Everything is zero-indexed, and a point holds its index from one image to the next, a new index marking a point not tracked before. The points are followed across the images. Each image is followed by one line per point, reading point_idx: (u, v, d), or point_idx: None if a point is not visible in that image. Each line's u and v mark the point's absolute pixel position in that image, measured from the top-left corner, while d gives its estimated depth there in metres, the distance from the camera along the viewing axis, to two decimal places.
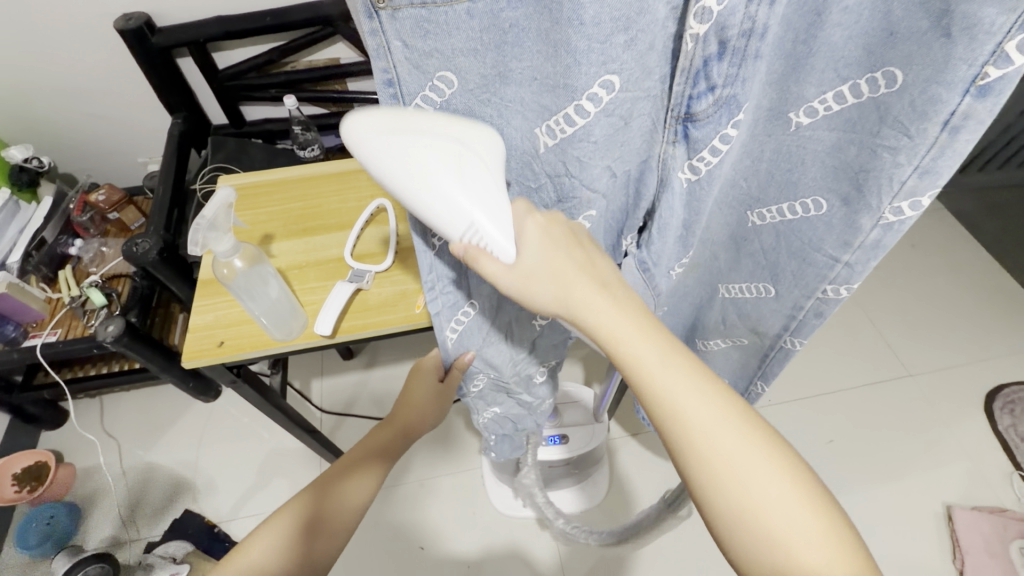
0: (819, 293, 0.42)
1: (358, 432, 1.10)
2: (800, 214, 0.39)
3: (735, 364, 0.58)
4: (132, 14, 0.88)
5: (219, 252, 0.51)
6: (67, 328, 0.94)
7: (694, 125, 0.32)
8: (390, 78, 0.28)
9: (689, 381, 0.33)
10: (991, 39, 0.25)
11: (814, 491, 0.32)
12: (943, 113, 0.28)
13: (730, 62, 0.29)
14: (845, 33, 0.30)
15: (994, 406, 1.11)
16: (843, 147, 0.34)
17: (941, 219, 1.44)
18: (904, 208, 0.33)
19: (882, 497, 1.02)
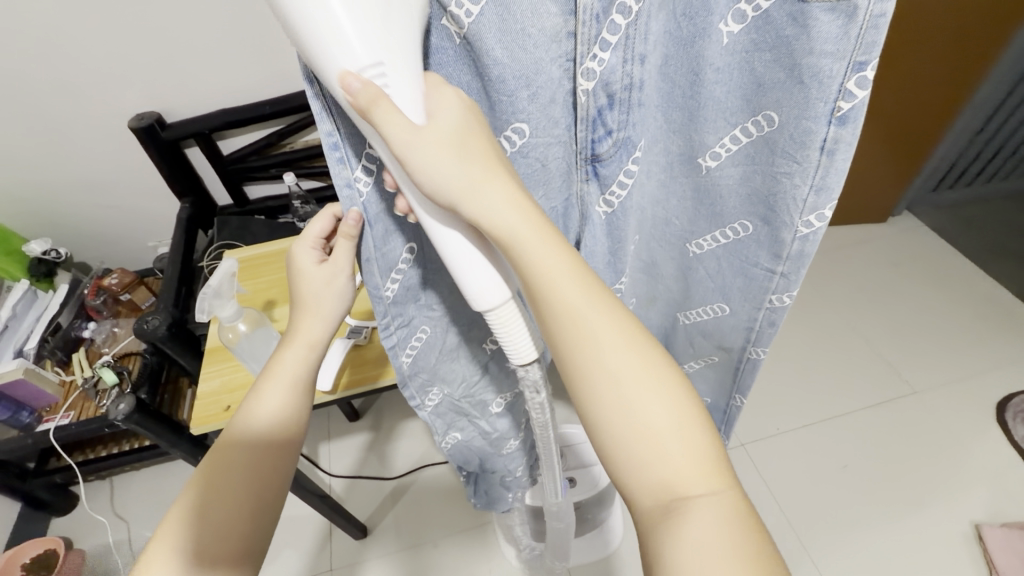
0: (766, 303, 0.44)
1: (367, 494, 1.09)
2: (733, 237, 0.42)
3: (713, 382, 0.60)
4: (144, 113, 0.97)
5: (223, 317, 0.55)
6: (79, 410, 0.96)
7: (600, 164, 0.37)
8: (336, 142, 0.31)
9: (591, 291, 0.31)
10: (834, 81, 0.29)
11: (692, 410, 0.31)
12: (817, 141, 0.32)
13: (619, 111, 0.34)
14: (723, 89, 0.34)
15: (1006, 417, 1.10)
16: (750, 178, 0.38)
17: (924, 236, 1.47)
18: (812, 221, 0.36)
19: (907, 521, 0.99)
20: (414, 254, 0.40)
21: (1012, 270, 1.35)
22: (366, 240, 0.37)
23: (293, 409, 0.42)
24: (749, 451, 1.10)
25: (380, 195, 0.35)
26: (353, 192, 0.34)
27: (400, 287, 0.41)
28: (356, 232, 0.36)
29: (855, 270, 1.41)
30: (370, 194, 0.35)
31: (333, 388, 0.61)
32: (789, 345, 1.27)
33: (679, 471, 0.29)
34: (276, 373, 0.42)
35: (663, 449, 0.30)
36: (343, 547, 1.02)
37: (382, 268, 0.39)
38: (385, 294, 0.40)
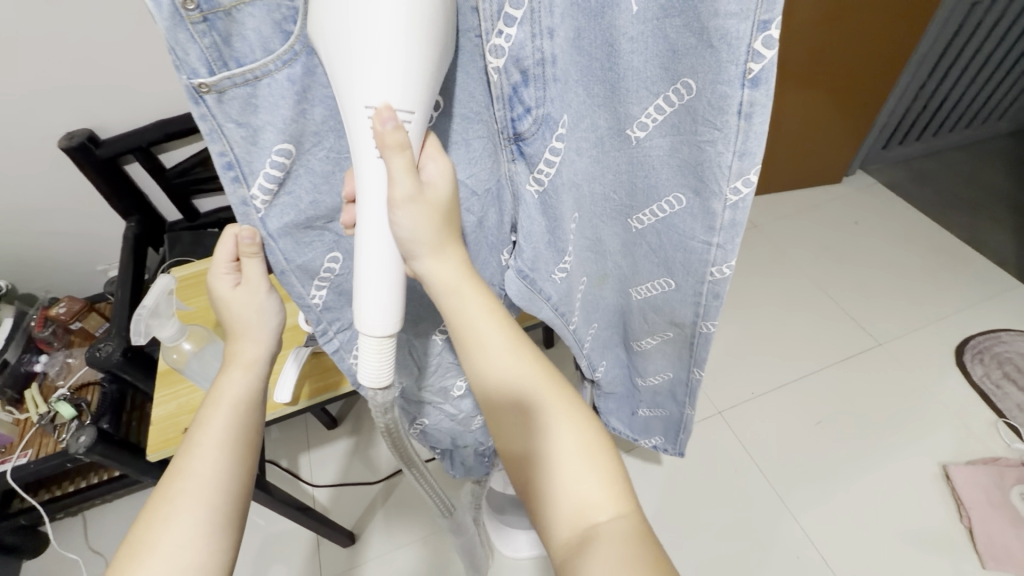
0: (708, 276, 0.44)
1: (354, 499, 1.08)
2: (670, 210, 0.42)
3: (671, 356, 0.60)
4: (75, 131, 0.92)
5: (165, 336, 0.52)
6: (38, 447, 0.92)
7: (523, 143, 0.36)
8: (229, 161, 0.30)
9: (517, 356, 0.39)
10: (742, 43, 0.28)
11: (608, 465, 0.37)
12: (733, 105, 0.31)
13: (535, 87, 0.33)
14: (642, 58, 0.34)
15: (965, 358, 1.15)
16: (678, 148, 0.37)
17: (878, 193, 1.51)
18: (739, 186, 0.36)
19: (880, 468, 1.03)
20: (338, 263, 0.39)
21: (960, 219, 1.41)
22: (278, 253, 0.36)
23: (245, 428, 0.41)
24: (727, 417, 1.12)
25: (290, 210, 0.34)
26: (249, 209, 0.32)
27: (329, 293, 0.41)
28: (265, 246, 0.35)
29: (817, 230, 1.44)
30: (268, 210, 0.33)
31: (298, 398, 0.59)
32: (759, 310, 1.29)
33: (583, 504, 0.35)
34: (222, 396, 0.41)
35: (573, 492, 0.36)
36: (332, 555, 1.01)
37: (304, 275, 0.38)
38: (313, 302, 0.40)
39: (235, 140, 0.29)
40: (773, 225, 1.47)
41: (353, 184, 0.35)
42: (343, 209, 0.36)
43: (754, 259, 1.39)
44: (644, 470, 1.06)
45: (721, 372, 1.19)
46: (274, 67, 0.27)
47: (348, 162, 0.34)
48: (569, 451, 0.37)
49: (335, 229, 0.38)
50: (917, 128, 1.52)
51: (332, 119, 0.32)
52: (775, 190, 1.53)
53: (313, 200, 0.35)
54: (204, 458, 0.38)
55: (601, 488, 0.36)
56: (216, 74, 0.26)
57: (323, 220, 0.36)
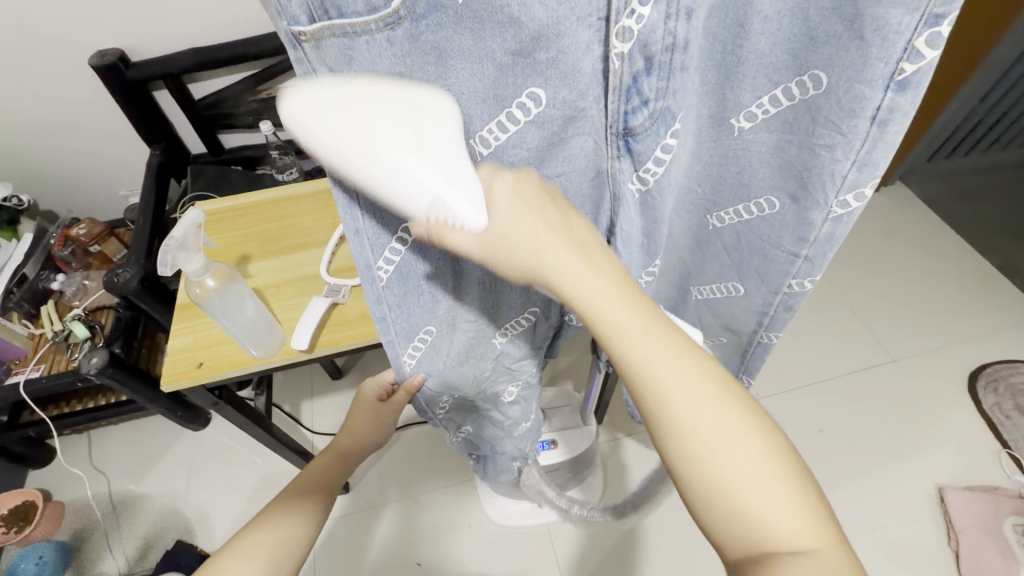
0: (785, 288, 0.44)
1: None
2: (757, 214, 0.41)
3: (718, 362, 0.59)
4: (107, 50, 0.90)
5: (190, 271, 0.52)
6: (50, 363, 0.94)
7: (634, 138, 0.33)
8: None
9: (677, 356, 0.31)
10: (900, 38, 0.27)
11: (788, 466, 0.30)
12: (870, 108, 0.30)
13: (657, 76, 0.30)
14: (770, 41, 0.31)
15: (977, 385, 1.13)
16: (784, 147, 0.36)
17: (913, 206, 1.47)
18: (849, 200, 0.35)
19: (875, 483, 1.03)
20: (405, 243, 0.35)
21: (994, 243, 1.37)
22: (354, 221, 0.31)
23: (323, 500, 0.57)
24: None
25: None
26: (338, 169, 0.28)
27: (395, 273, 0.37)
28: (347, 204, 0.30)
29: (846, 238, 1.40)
30: (360, 173, 0.29)
31: (311, 347, 0.58)
32: None
33: (766, 520, 0.29)
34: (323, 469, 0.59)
35: (749, 494, 0.29)
36: None
37: (372, 251, 0.34)
38: (376, 276, 0.36)
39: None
40: None
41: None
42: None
43: None
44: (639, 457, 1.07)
45: None
46: (376, 26, 0.23)
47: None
48: (727, 430, 0.30)
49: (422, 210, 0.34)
50: (967, 144, 1.45)
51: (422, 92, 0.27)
52: None
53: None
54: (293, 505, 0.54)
55: (781, 492, 0.29)
56: (316, 22, 0.22)
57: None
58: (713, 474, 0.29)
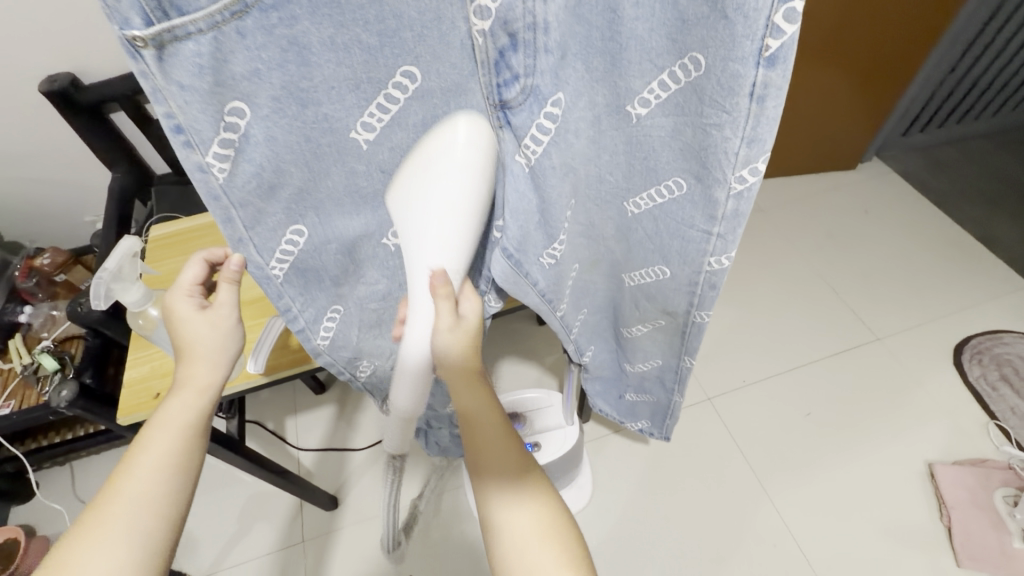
0: (705, 267, 0.42)
1: (337, 465, 1.08)
2: (668, 196, 0.40)
3: (661, 345, 0.58)
4: (57, 75, 0.87)
5: (130, 302, 0.49)
6: (20, 398, 0.91)
7: (510, 112, 0.32)
8: (178, 125, 0.26)
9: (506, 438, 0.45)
10: (760, 14, 0.26)
11: (569, 537, 0.43)
12: (746, 86, 0.29)
13: (524, 54, 0.29)
14: (646, 26, 0.30)
15: (963, 357, 1.13)
16: (681, 129, 0.35)
17: (892, 181, 1.46)
18: (746, 176, 0.33)
19: (867, 464, 1.02)
20: (300, 236, 0.36)
21: (972, 214, 1.37)
22: (236, 225, 0.33)
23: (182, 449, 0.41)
24: (716, 404, 1.11)
25: (250, 181, 0.31)
26: (208, 177, 0.29)
27: (290, 269, 0.38)
28: (223, 215, 0.32)
29: (823, 219, 1.40)
30: (229, 181, 0.30)
31: (269, 369, 0.58)
32: (757, 297, 1.27)
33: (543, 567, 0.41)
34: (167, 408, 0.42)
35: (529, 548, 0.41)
36: (314, 519, 1.02)
37: (263, 250, 0.35)
38: (272, 275, 0.37)
39: (189, 109, 0.26)
40: (780, 211, 1.43)
41: (316, 154, 0.32)
42: (314, 181, 0.34)
43: (756, 245, 1.36)
44: (629, 449, 1.07)
45: (711, 359, 1.18)
46: (221, 19, 0.24)
47: (313, 131, 0.31)
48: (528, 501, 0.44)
49: (299, 200, 0.34)
50: (939, 116, 1.45)
51: (291, 82, 0.28)
52: (787, 172, 1.49)
53: (275, 166, 0.31)
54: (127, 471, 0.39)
55: (557, 551, 0.41)
56: (153, 26, 0.23)
57: (287, 192, 0.33)
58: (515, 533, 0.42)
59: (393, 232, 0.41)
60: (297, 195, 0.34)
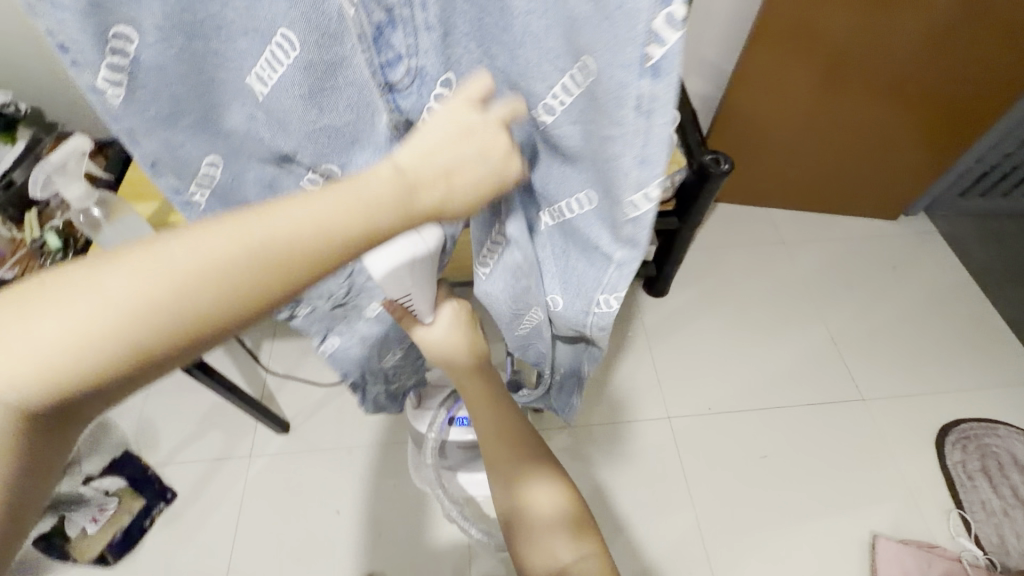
0: (596, 303, 0.44)
1: (298, 395, 1.13)
2: (579, 210, 0.40)
3: (571, 353, 0.59)
4: None
5: (72, 195, 0.54)
6: (24, 266, 0.94)
7: (398, 95, 0.39)
8: (61, 44, 0.33)
9: (499, 420, 0.60)
10: (641, 17, 0.25)
11: (562, 504, 0.56)
12: (631, 97, 0.28)
13: (403, 32, 0.36)
14: (540, 22, 0.31)
15: (946, 439, 1.07)
16: (588, 140, 0.35)
17: (932, 242, 1.36)
18: (638, 200, 0.33)
19: (808, 519, 1.00)
20: (217, 166, 0.43)
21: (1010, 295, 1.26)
22: (149, 150, 0.40)
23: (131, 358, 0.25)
24: (674, 424, 1.10)
25: (149, 109, 0.37)
26: (103, 97, 0.36)
27: (211, 196, 0.46)
28: (130, 139, 0.39)
29: (843, 265, 1.32)
30: (125, 106, 0.37)
31: None
32: (747, 329, 1.23)
33: (542, 524, 0.54)
34: (179, 254, 0.25)
35: (533, 513, 0.55)
36: (265, 439, 1.08)
37: (180, 177, 0.43)
38: (193, 202, 0.45)
39: (65, 23, 0.32)
40: (800, 246, 1.36)
41: (209, 86, 0.38)
42: (213, 111, 0.39)
43: (765, 276, 1.31)
44: (576, 447, 1.07)
45: (682, 380, 1.15)
46: None
47: (206, 65, 0.36)
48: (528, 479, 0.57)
49: (207, 131, 0.41)
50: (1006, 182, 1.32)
51: (175, 16, 0.33)
52: (819, 208, 1.40)
53: (170, 96, 0.37)
54: (20, 326, 0.24)
55: (552, 517, 0.54)
56: None
57: (189, 121, 0.39)
58: (518, 501, 0.56)
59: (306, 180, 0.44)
60: (200, 124, 0.40)
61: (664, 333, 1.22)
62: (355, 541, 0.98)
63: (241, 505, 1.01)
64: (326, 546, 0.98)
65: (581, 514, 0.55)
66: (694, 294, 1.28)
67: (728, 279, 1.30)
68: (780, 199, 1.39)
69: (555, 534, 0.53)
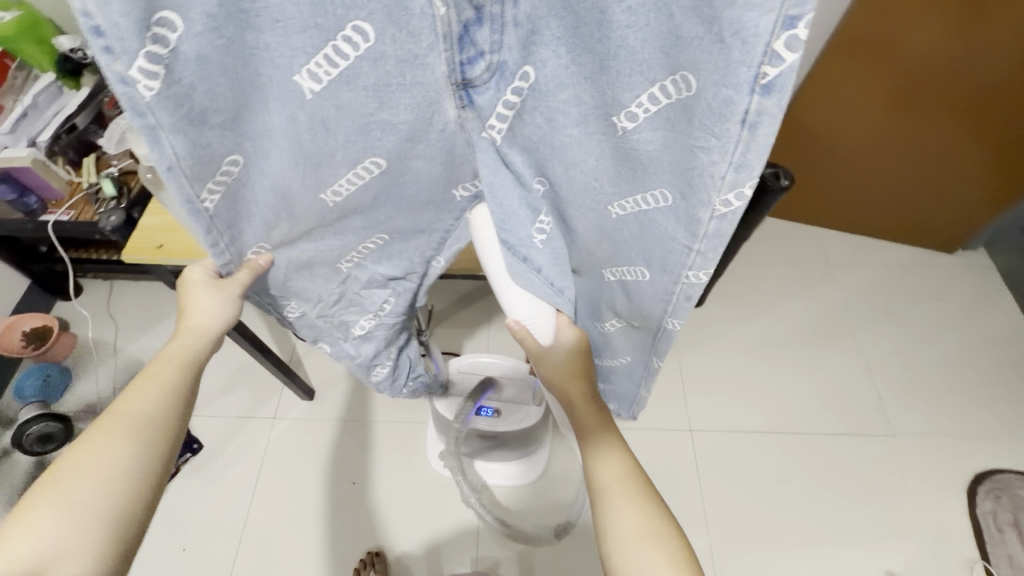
0: (683, 279, 0.41)
1: (322, 364, 1.15)
2: (653, 205, 0.39)
3: (634, 342, 0.58)
4: None
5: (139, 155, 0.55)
6: (78, 212, 0.99)
7: (474, 91, 0.35)
8: (96, 28, 0.26)
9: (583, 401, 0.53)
10: (760, 40, 0.25)
11: (644, 512, 0.45)
12: (738, 112, 0.28)
13: (490, 28, 0.31)
14: (639, 37, 0.29)
15: (978, 489, 1.03)
16: (669, 146, 0.34)
17: (990, 281, 1.29)
18: (731, 199, 0.33)
19: (821, 550, 0.98)
20: (237, 166, 0.38)
21: None
22: (169, 151, 0.33)
23: (102, 497, 0.41)
24: (694, 438, 1.08)
25: (181, 106, 0.31)
26: (131, 91, 0.29)
27: (222, 201, 0.39)
28: (149, 135, 0.32)
29: (888, 294, 1.27)
30: (156, 102, 0.30)
31: None
32: (779, 349, 1.19)
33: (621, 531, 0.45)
34: (130, 411, 0.45)
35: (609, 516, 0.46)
36: (288, 403, 1.11)
37: (195, 180, 0.36)
38: (204, 208, 0.38)
39: (108, 9, 0.25)
40: (847, 271, 1.31)
41: (252, 81, 0.33)
42: (252, 105, 0.34)
43: (805, 297, 1.27)
44: None
45: (707, 395, 1.13)
46: None
47: (253, 56, 0.31)
48: (603, 473, 0.48)
49: (240, 130, 0.35)
50: None
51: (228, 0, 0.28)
52: (871, 232, 1.34)
53: (209, 91, 0.32)
54: (62, 473, 0.41)
55: (635, 527, 0.45)
56: None
57: (220, 118, 0.34)
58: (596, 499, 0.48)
59: (332, 192, 0.43)
60: (231, 120, 0.34)
61: (696, 345, 1.20)
62: (366, 512, 1.00)
63: (261, 462, 1.04)
64: (337, 513, 1.00)
65: (670, 525, 0.45)
66: (732, 308, 1.25)
67: (768, 296, 1.27)
68: (828, 220, 1.36)
69: (640, 545, 0.44)
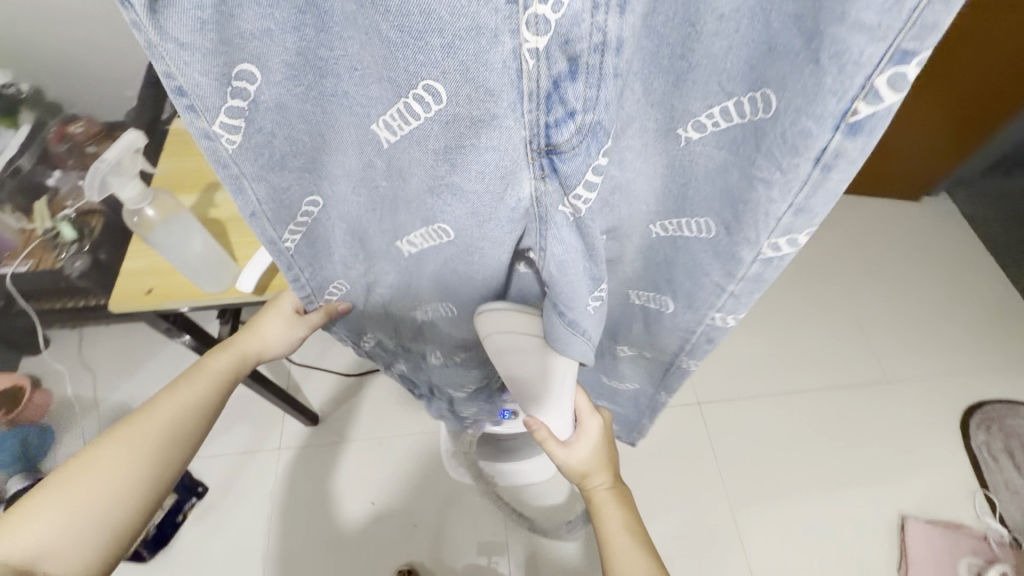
0: (710, 319, 0.45)
1: (324, 386, 1.12)
2: (695, 233, 0.40)
3: (640, 363, 0.61)
4: None
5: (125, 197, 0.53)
6: (38, 260, 0.88)
7: (558, 157, 0.30)
8: (180, 88, 0.28)
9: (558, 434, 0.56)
10: (861, 72, 0.23)
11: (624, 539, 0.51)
12: (814, 149, 0.27)
13: (586, 83, 0.26)
14: (724, 44, 0.28)
15: (971, 422, 1.08)
16: (728, 169, 0.34)
17: (957, 224, 1.35)
18: (783, 243, 0.33)
19: (837, 500, 1.02)
20: (315, 208, 0.40)
21: None
22: (251, 197, 0.37)
23: (114, 505, 0.44)
24: (704, 411, 1.10)
25: (262, 154, 0.34)
26: (215, 145, 0.32)
27: (301, 240, 0.43)
28: (234, 185, 0.35)
29: (866, 247, 1.32)
30: (237, 152, 0.33)
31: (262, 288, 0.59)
32: (773, 313, 1.22)
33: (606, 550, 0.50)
34: (153, 421, 0.48)
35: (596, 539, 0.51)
36: (293, 431, 1.07)
37: (276, 223, 0.39)
38: (284, 247, 0.42)
39: (188, 70, 0.27)
40: (826, 229, 1.35)
41: (323, 131, 0.35)
42: (324, 147, 0.36)
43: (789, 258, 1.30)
44: None
45: (711, 367, 1.15)
46: None
47: (330, 105, 0.33)
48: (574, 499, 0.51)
49: (316, 173, 0.38)
50: None
51: (306, 51, 0.29)
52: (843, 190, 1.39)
53: (288, 138, 0.34)
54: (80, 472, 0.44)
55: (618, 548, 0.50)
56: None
57: (298, 161, 0.36)
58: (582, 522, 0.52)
59: (406, 241, 0.45)
60: (309, 163, 0.37)
61: None
62: (391, 529, 0.99)
63: (275, 495, 1.01)
64: (360, 537, 0.98)
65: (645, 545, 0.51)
66: None
67: None
68: None
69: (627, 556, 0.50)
